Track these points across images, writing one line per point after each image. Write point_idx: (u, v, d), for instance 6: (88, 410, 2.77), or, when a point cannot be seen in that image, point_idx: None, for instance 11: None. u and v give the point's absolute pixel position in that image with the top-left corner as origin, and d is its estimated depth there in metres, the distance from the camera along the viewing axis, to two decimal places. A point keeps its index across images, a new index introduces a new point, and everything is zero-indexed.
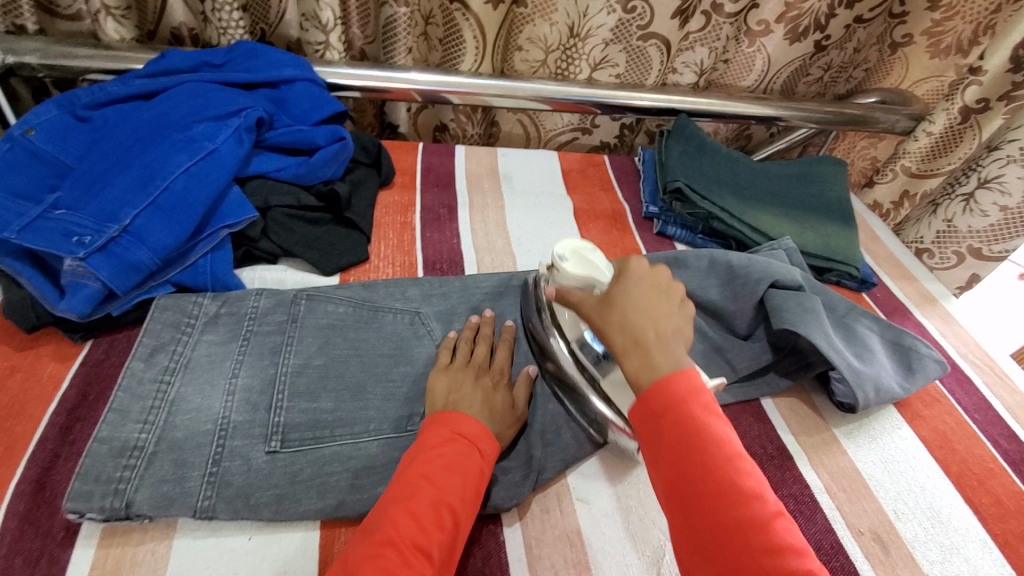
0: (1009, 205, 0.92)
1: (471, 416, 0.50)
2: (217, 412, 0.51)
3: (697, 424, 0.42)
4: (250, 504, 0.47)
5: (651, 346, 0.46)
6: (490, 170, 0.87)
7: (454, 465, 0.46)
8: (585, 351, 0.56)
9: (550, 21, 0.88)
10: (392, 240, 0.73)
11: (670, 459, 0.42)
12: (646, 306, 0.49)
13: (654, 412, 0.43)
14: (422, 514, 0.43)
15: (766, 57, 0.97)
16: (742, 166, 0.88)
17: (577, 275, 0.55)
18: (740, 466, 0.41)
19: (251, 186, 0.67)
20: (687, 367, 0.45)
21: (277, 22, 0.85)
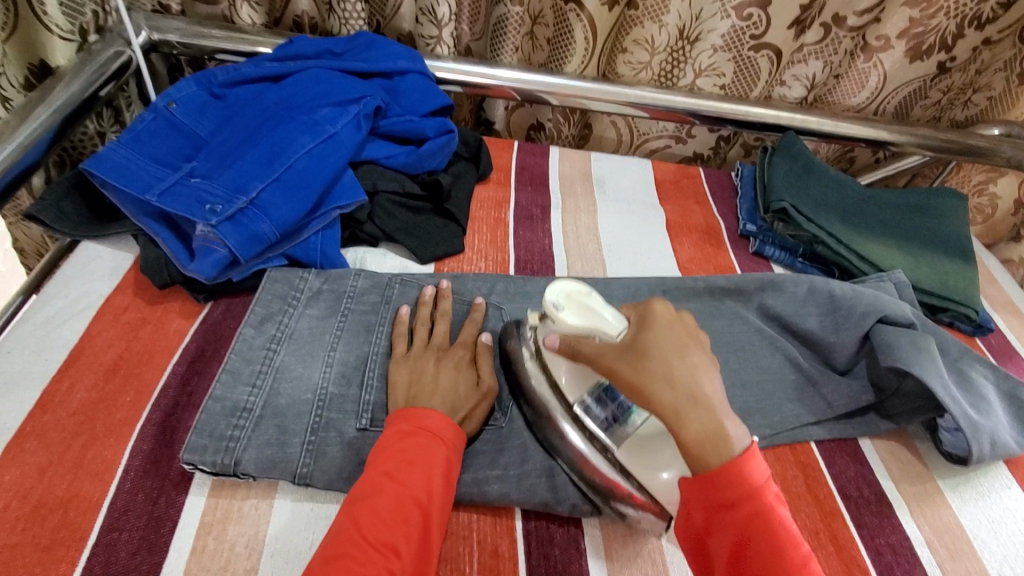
0: None
1: (434, 409, 0.49)
2: (316, 382, 0.54)
3: (766, 518, 0.40)
4: (344, 476, 0.49)
5: (711, 407, 0.44)
6: (583, 174, 0.87)
7: (417, 458, 0.46)
8: (588, 416, 0.52)
9: (660, 23, 0.86)
10: (486, 235, 0.74)
11: (731, 550, 0.40)
12: (682, 355, 0.46)
13: (719, 500, 0.41)
14: (385, 511, 0.43)
15: (881, 74, 0.91)
16: (849, 189, 0.84)
17: (579, 326, 0.50)
18: (801, 556, 0.40)
19: (362, 171, 0.70)
20: (749, 448, 0.43)
21: (392, 15, 0.89)
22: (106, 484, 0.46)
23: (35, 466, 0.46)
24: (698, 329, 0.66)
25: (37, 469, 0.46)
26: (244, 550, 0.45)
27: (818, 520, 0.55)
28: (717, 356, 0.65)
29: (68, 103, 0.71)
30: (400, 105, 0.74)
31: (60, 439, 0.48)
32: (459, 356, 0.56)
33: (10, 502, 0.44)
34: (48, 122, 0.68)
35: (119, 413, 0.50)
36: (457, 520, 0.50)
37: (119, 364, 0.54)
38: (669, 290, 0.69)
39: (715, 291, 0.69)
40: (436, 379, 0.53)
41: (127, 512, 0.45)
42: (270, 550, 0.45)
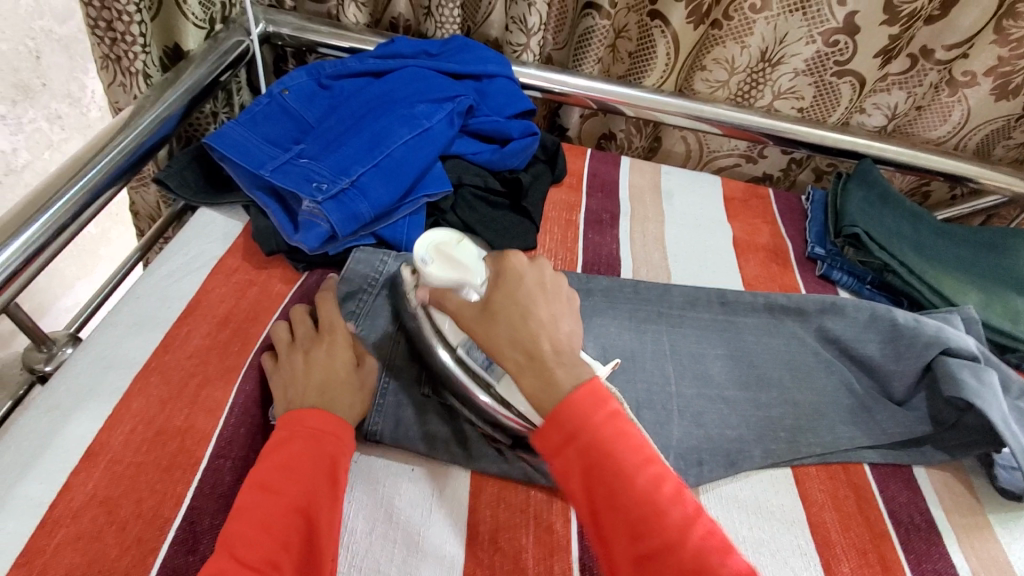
0: None
1: (316, 408, 0.49)
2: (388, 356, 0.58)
3: (607, 441, 0.40)
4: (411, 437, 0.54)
5: (546, 360, 0.44)
6: (652, 185, 0.90)
7: (301, 463, 0.46)
8: (470, 357, 0.54)
9: (742, 44, 0.88)
10: (557, 235, 0.78)
11: (591, 495, 0.40)
12: (531, 312, 0.46)
13: (566, 436, 0.41)
14: (266, 523, 0.42)
15: (966, 109, 0.90)
16: (923, 222, 0.83)
17: (442, 277, 0.53)
18: (659, 470, 0.40)
19: (449, 164, 0.75)
20: (583, 386, 0.42)
21: (482, 21, 0.95)
22: (216, 419, 0.52)
23: (158, 397, 0.53)
24: (754, 344, 0.68)
25: (159, 400, 0.53)
26: None
27: (864, 540, 0.56)
28: (774, 371, 0.66)
29: (197, 83, 0.80)
30: (487, 106, 0.79)
31: (180, 376, 0.55)
32: (329, 340, 0.55)
33: (137, 425, 0.51)
34: (179, 100, 0.77)
35: (229, 360, 0.57)
36: (515, 492, 0.53)
37: (228, 318, 0.60)
38: (728, 302, 0.71)
39: (775, 309, 0.70)
40: (309, 375, 0.52)
41: (231, 443, 0.51)
42: (351, 498, 0.50)
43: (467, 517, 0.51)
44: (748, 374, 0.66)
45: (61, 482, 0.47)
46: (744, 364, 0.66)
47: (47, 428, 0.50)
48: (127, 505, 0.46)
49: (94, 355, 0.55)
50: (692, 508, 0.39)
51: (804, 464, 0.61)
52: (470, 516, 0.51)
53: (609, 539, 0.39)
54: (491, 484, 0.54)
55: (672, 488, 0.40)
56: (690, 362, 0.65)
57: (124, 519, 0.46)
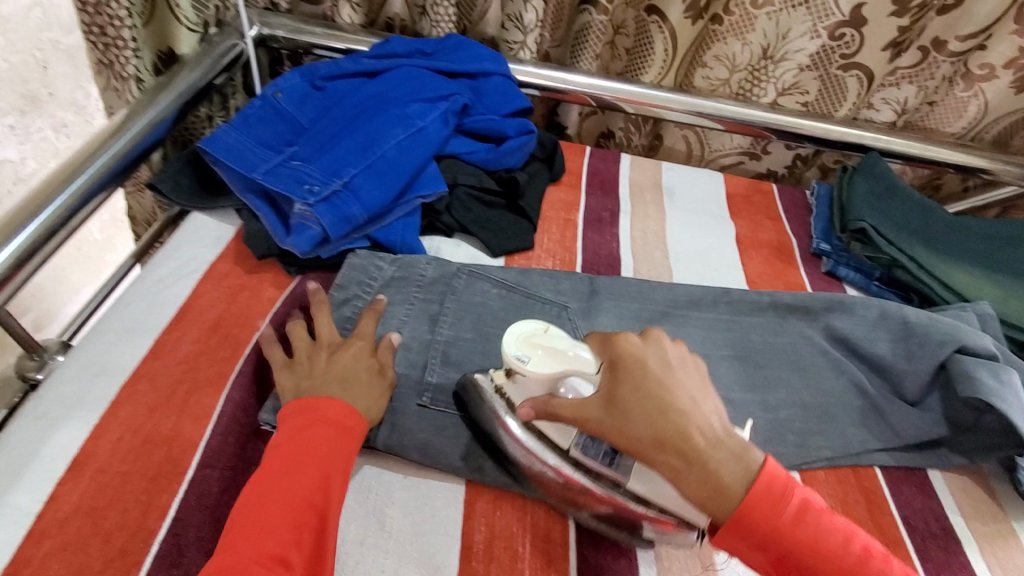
0: None
1: (333, 399, 0.49)
2: None
3: (782, 522, 0.41)
4: (402, 443, 0.52)
5: (701, 453, 0.42)
6: (653, 183, 0.88)
7: (316, 454, 0.45)
8: (587, 456, 0.47)
9: (744, 41, 0.86)
10: (555, 235, 0.76)
11: (788, 574, 0.41)
12: (670, 403, 0.43)
13: (743, 530, 0.41)
14: (281, 514, 0.42)
15: (982, 104, 0.88)
16: (934, 215, 0.80)
17: (547, 374, 0.46)
18: (836, 524, 0.42)
19: (444, 164, 0.74)
20: (759, 475, 0.41)
21: (478, 19, 0.93)
22: (204, 427, 0.51)
23: (146, 405, 0.52)
24: (760, 345, 0.66)
25: (147, 408, 0.52)
26: None
27: None
28: (780, 372, 0.64)
29: (190, 87, 0.79)
30: (483, 105, 0.78)
31: (169, 383, 0.54)
32: (357, 344, 0.54)
33: (125, 434, 0.50)
34: (172, 103, 0.76)
35: (218, 366, 0.56)
36: (512, 499, 0.52)
37: (218, 323, 0.59)
38: (732, 301, 0.69)
39: (780, 307, 0.68)
40: (329, 370, 0.52)
41: (219, 453, 0.50)
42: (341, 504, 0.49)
43: (461, 525, 0.49)
44: (755, 375, 0.63)
45: (47, 492, 0.46)
46: (748, 365, 0.64)
47: (34, 438, 0.49)
48: (113, 515, 0.45)
49: (83, 363, 0.54)
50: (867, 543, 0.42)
51: (813, 469, 0.58)
52: (464, 524, 0.50)
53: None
54: (485, 490, 0.52)
55: (856, 546, 0.41)
56: None
57: (110, 530, 0.45)
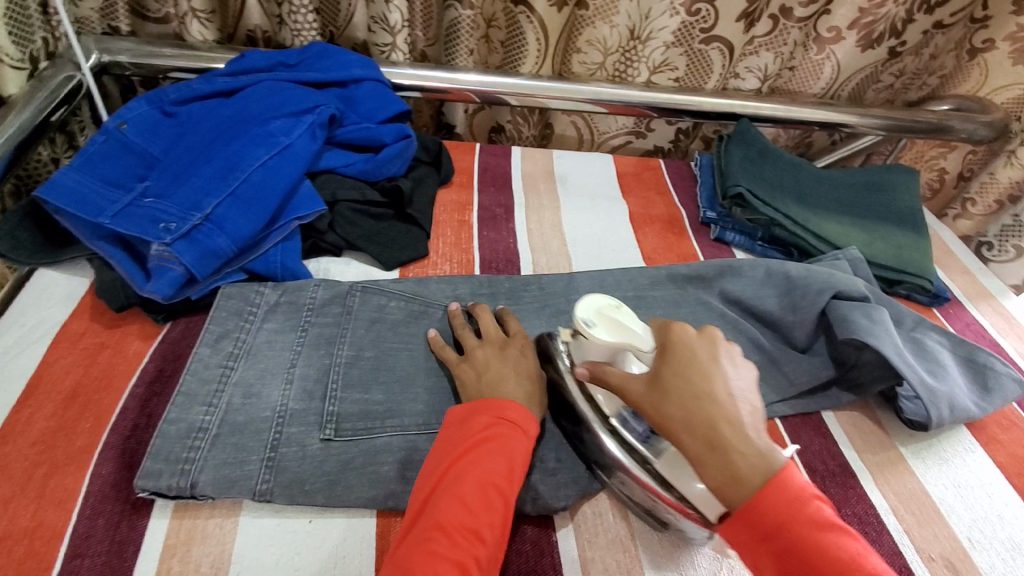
0: None
1: (512, 401, 0.49)
2: (276, 401, 0.51)
3: (808, 543, 0.39)
4: (305, 490, 0.47)
5: (726, 445, 0.42)
6: (545, 172, 0.88)
7: (497, 449, 0.46)
8: (626, 429, 0.50)
9: (610, 24, 0.88)
10: (450, 238, 0.74)
11: (781, 572, 0.39)
12: (708, 389, 0.45)
13: (760, 533, 0.40)
14: (470, 498, 0.43)
15: (835, 65, 0.94)
16: (804, 171, 0.86)
17: (611, 341, 0.49)
18: (846, 542, 0.39)
19: (320, 181, 0.70)
20: (777, 471, 0.41)
21: (345, 24, 0.89)
22: (68, 512, 0.45)
23: None
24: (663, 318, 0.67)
25: None
26: (210, 570, 0.44)
27: None
28: None
29: (21, 130, 0.69)
30: (356, 113, 0.74)
31: (21, 469, 0.47)
32: (519, 343, 0.56)
33: None
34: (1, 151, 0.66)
35: (80, 440, 0.50)
36: None
37: (76, 391, 0.53)
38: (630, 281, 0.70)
39: (677, 279, 0.71)
40: (499, 368, 0.53)
41: (88, 538, 0.44)
42: (236, 568, 0.44)
43: (375, 565, 0.45)
44: None
45: None
46: None
47: None
48: None
49: None
50: None
51: None
52: (378, 562, 0.46)
53: None
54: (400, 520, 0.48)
55: (863, 567, 0.38)
56: None
57: None
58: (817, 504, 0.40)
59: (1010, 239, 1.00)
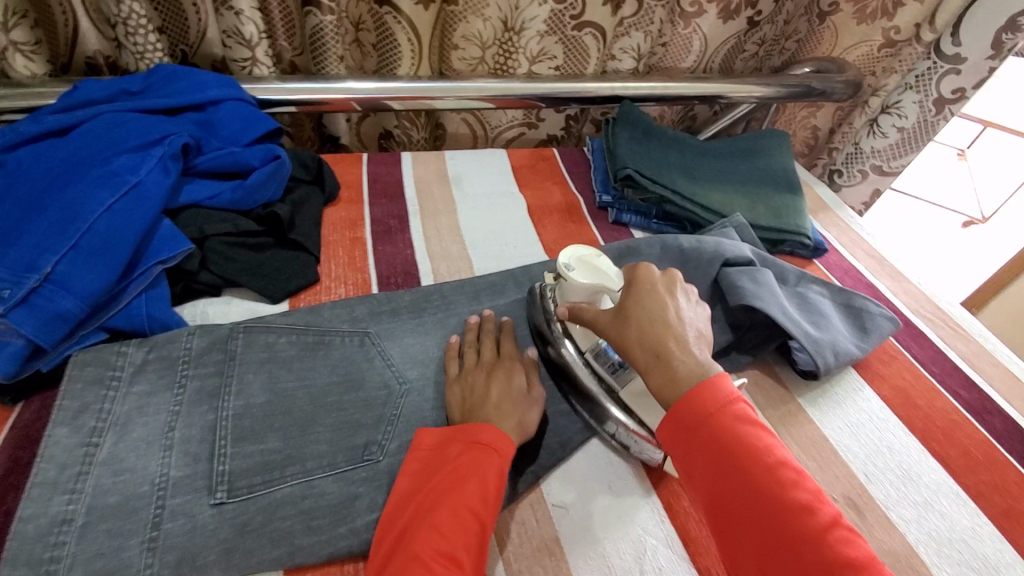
0: (905, 126, 1.08)
1: (486, 424, 0.48)
2: (154, 471, 0.46)
3: (733, 437, 0.41)
4: (197, 565, 0.43)
5: (673, 358, 0.45)
6: (439, 175, 0.86)
7: (470, 472, 0.45)
8: (598, 362, 0.56)
9: (483, 17, 0.87)
10: (343, 258, 0.70)
11: (707, 469, 0.41)
12: (662, 315, 0.47)
13: (687, 429, 0.42)
14: (444, 523, 0.41)
15: (702, 38, 0.99)
16: (687, 145, 0.89)
17: (587, 283, 0.54)
18: (773, 444, 0.41)
19: (184, 217, 0.63)
20: (714, 373, 0.44)
21: (198, 41, 0.82)
22: None
23: None
24: None
25: None
26: None
27: None
28: None
29: None
30: (219, 138, 0.69)
31: None
32: (509, 364, 0.55)
33: None
34: None
35: None
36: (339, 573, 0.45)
37: None
38: (533, 276, 0.69)
39: None
40: (487, 392, 0.52)
41: None
42: None
43: None
44: None
45: None
46: None
47: None
48: None
49: None
50: (832, 514, 0.38)
51: None
52: None
53: (720, 504, 0.40)
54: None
55: (780, 460, 0.40)
56: None
57: None
58: (736, 403, 0.42)
59: (854, 165, 1.18)
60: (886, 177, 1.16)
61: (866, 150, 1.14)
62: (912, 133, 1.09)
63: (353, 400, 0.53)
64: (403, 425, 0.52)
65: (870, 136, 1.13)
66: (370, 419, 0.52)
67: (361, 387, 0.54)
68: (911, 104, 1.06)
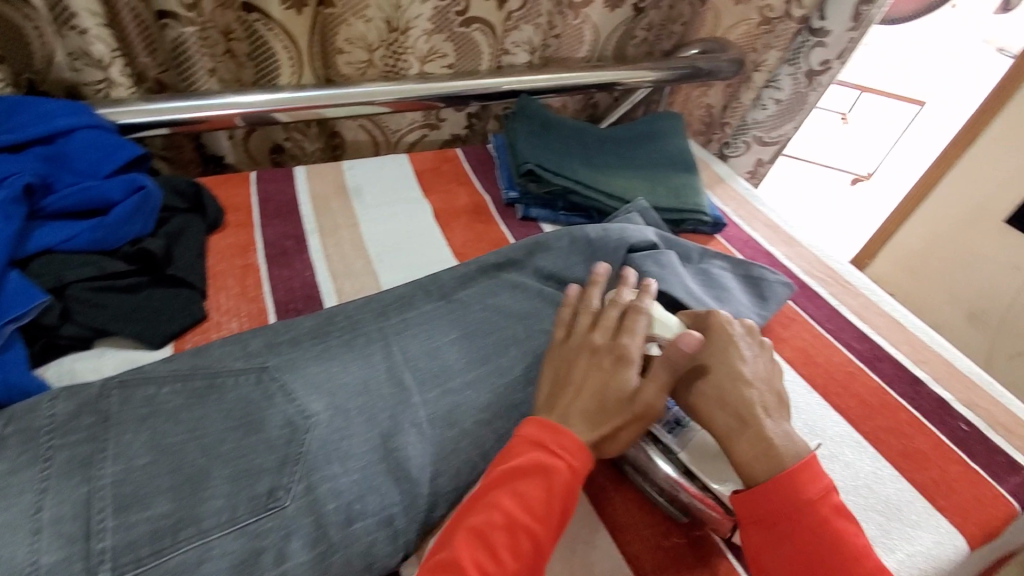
0: (782, 98, 1.15)
1: (565, 429, 0.49)
2: (16, 564, 0.39)
3: (827, 528, 0.46)
4: None
5: (758, 420, 0.52)
6: (336, 187, 0.81)
7: (528, 488, 0.46)
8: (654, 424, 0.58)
9: (365, 18, 0.83)
10: (234, 288, 0.65)
11: (795, 549, 0.46)
12: (741, 376, 0.54)
13: (777, 513, 0.47)
14: (495, 542, 0.44)
15: (593, 27, 0.99)
16: (587, 134, 0.90)
17: (665, 333, 0.57)
18: (859, 540, 0.47)
19: (37, 266, 0.56)
20: (806, 454, 0.50)
21: (45, 67, 0.71)
22: None
23: None
24: (483, 313, 0.65)
25: None
26: None
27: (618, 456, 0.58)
28: (506, 330, 0.64)
29: None
30: (71, 172, 0.62)
31: None
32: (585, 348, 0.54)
33: None
34: None
35: None
36: None
37: None
38: (442, 283, 0.67)
39: (488, 269, 0.69)
40: (579, 385, 0.52)
41: None
42: None
43: None
44: (486, 343, 0.62)
45: None
46: (478, 338, 0.62)
47: None
48: None
49: None
50: None
51: None
52: None
53: None
54: None
55: (867, 562, 0.46)
56: (421, 361, 0.59)
57: None
58: (831, 497, 0.48)
59: (740, 136, 1.24)
60: (767, 146, 1.24)
61: (750, 122, 1.21)
62: (788, 104, 1.16)
63: (253, 445, 0.49)
64: (311, 463, 0.48)
65: (754, 110, 1.19)
66: (273, 462, 0.48)
67: (261, 428, 0.50)
68: (786, 77, 1.12)
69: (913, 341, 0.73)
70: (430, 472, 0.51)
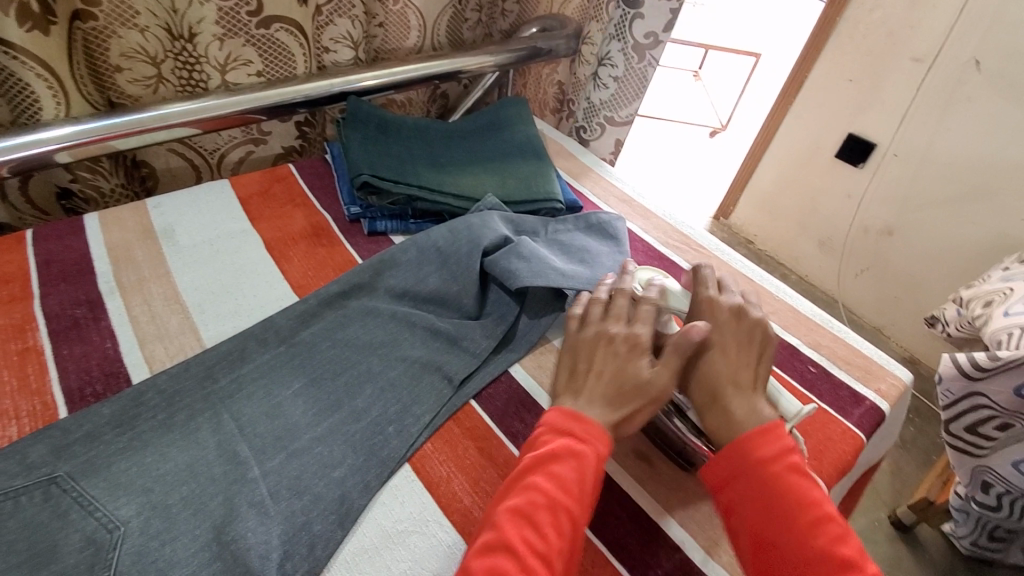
0: (618, 74, 1.09)
1: (592, 419, 0.51)
2: None
3: (780, 482, 0.48)
4: None
5: (728, 398, 0.53)
6: (140, 232, 0.70)
7: (563, 470, 0.47)
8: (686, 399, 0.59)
9: (138, 28, 0.71)
10: (7, 383, 0.53)
11: (755, 504, 0.48)
12: (725, 352, 0.56)
13: (733, 474, 0.50)
14: (541, 522, 0.44)
15: (417, 12, 0.93)
16: (429, 132, 0.84)
17: (676, 306, 0.60)
18: (818, 491, 0.48)
19: None
20: (770, 421, 0.52)
21: None
22: None
23: None
24: (329, 352, 0.58)
25: None
26: None
27: (490, 478, 0.54)
28: (357, 366, 0.58)
29: None
30: None
31: None
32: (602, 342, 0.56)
33: None
34: None
35: None
36: None
37: None
38: (277, 327, 0.59)
39: (331, 300, 0.62)
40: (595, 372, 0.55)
41: None
42: None
43: None
44: (336, 387, 0.56)
45: None
46: (326, 382, 0.56)
47: None
48: None
49: None
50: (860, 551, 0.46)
51: (421, 444, 0.55)
52: None
53: (760, 535, 0.47)
54: None
55: (822, 509, 0.47)
56: (258, 425, 0.52)
57: None
58: (787, 456, 0.50)
59: (592, 118, 1.18)
60: (621, 126, 1.17)
61: (596, 102, 1.15)
62: (625, 82, 1.09)
63: None
64: None
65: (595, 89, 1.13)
66: None
67: (48, 562, 0.40)
68: (618, 53, 1.06)
69: (761, 294, 0.77)
70: (276, 558, 0.44)
